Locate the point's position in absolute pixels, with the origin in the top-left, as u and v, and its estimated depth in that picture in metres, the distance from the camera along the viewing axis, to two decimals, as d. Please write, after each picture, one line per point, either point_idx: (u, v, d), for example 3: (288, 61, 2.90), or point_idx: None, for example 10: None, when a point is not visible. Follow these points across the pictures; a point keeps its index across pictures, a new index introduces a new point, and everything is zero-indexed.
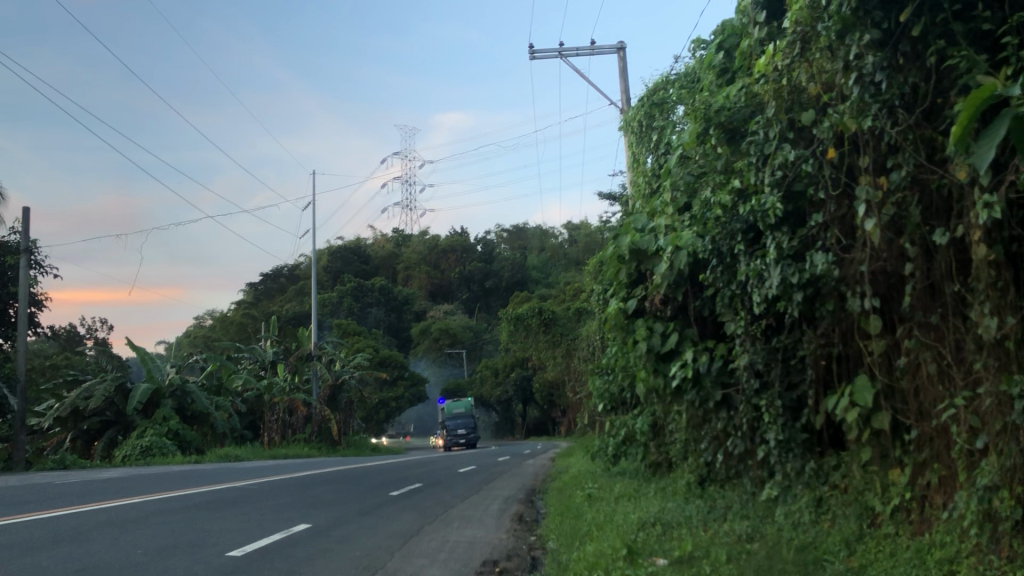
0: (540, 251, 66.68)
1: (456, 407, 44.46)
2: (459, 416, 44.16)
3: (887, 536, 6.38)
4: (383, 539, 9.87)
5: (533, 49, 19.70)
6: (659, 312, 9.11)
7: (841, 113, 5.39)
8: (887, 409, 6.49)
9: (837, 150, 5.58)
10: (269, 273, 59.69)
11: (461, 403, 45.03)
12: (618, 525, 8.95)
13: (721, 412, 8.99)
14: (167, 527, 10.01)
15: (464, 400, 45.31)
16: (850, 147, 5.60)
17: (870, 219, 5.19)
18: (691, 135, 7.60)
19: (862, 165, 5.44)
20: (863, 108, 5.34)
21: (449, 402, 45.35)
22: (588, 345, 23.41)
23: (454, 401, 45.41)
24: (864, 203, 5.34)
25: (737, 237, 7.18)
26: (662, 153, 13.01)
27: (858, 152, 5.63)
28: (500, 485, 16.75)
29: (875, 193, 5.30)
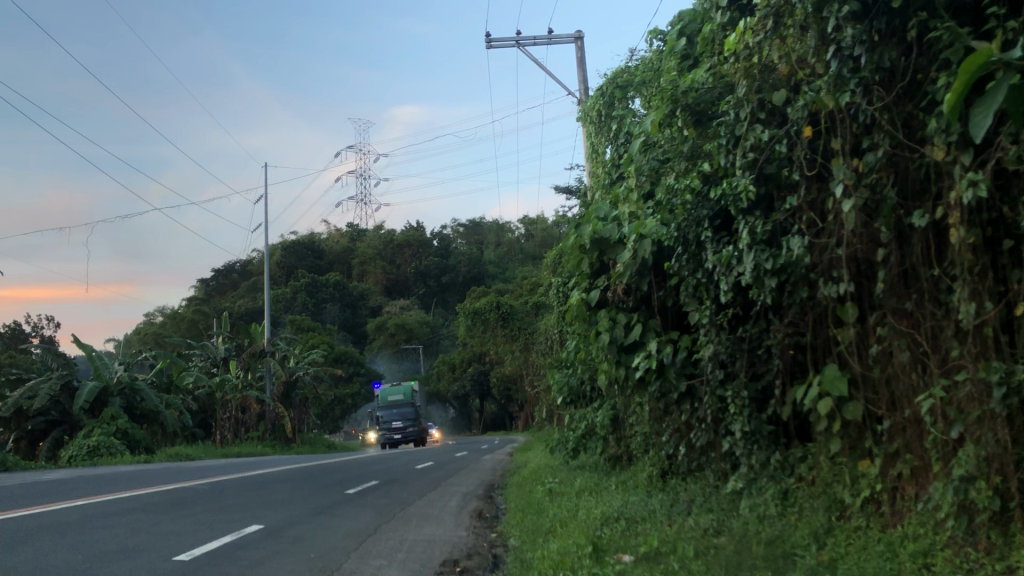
0: (496, 245, 66.42)
1: (391, 396, 41.05)
2: (395, 406, 40.89)
3: (857, 529, 6.25)
4: (339, 540, 9.52)
5: (489, 39, 19.39)
6: (622, 303, 8.85)
7: (819, 89, 5.20)
8: (858, 399, 6.33)
9: (813, 129, 5.39)
10: (220, 269, 58.56)
11: (399, 389, 41.82)
12: (581, 521, 8.72)
13: (685, 404, 8.81)
14: (110, 531, 9.54)
15: (403, 385, 42.10)
16: (826, 126, 5.42)
17: (848, 202, 5.00)
18: (656, 118, 7.36)
19: (838, 146, 5.25)
20: (841, 84, 5.15)
21: (386, 388, 42.02)
22: (545, 339, 23.17)
23: (393, 387, 42.07)
24: (840, 184, 5.15)
25: (703, 223, 7.01)
26: (623, 143, 12.78)
27: (832, 132, 5.44)
28: (458, 481, 16.44)
29: (850, 174, 5.13)
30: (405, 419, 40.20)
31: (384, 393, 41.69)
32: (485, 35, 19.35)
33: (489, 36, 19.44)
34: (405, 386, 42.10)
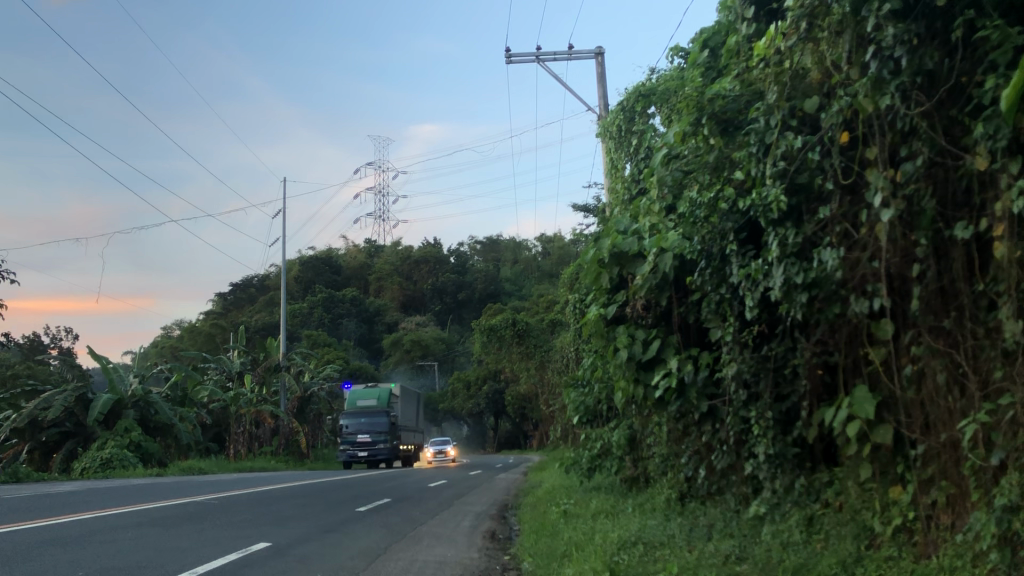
0: (513, 263, 66.24)
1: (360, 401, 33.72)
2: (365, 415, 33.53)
3: (887, 559, 5.96)
4: (348, 559, 9.27)
5: (509, 53, 19.25)
6: (640, 319, 8.58)
7: (858, 92, 4.95)
8: (891, 423, 6.04)
9: (849, 137, 5.15)
10: (238, 283, 58.60)
11: (371, 394, 34.36)
12: (597, 545, 8.43)
13: (706, 424, 8.54)
14: (114, 545, 9.32)
15: (377, 390, 34.74)
16: (863, 133, 5.16)
17: (888, 212, 4.74)
18: (681, 128, 7.11)
19: (874, 153, 5.00)
20: (880, 86, 4.90)
21: (357, 390, 34.99)
22: (561, 358, 22.92)
23: (366, 390, 34.93)
24: (877, 193, 4.89)
25: (729, 236, 6.77)
26: (644, 158, 12.50)
27: (869, 140, 5.19)
28: (472, 501, 16.13)
29: (887, 184, 4.87)
30: (375, 431, 33.06)
31: (354, 397, 34.71)
32: (505, 50, 19.23)
33: (509, 52, 19.31)
34: (381, 390, 34.76)
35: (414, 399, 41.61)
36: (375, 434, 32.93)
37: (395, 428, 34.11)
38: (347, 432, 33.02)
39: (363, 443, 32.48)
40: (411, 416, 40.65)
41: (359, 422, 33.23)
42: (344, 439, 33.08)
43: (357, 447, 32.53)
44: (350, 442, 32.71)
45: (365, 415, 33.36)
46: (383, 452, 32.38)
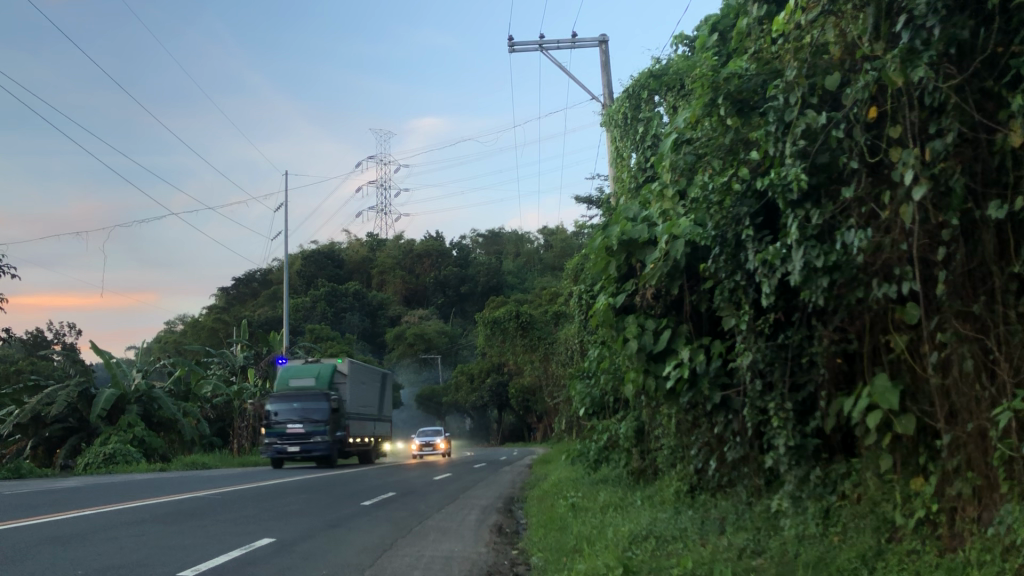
0: (516, 256, 66.06)
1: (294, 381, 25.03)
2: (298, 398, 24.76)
3: (910, 552, 5.78)
4: (355, 554, 9.10)
5: (511, 42, 19.03)
6: (650, 309, 8.36)
7: (889, 64, 4.77)
8: (913, 412, 5.85)
9: (876, 113, 4.94)
10: (241, 277, 58.29)
11: (307, 372, 25.27)
12: (608, 540, 8.24)
13: (719, 415, 8.33)
14: (116, 542, 9.13)
15: (317, 366, 25.70)
16: (891, 108, 4.98)
17: (920, 189, 4.54)
18: (696, 107, 6.89)
19: (903, 129, 4.83)
20: (913, 57, 4.71)
21: (290, 366, 25.74)
22: (566, 351, 22.75)
23: (303, 367, 25.78)
24: (907, 171, 4.70)
25: (744, 221, 6.60)
26: (651, 145, 12.19)
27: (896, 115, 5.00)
28: (478, 494, 15.95)
29: (916, 161, 4.68)
30: (309, 421, 24.16)
31: (286, 375, 25.70)
32: (508, 39, 18.99)
33: (512, 41, 19.07)
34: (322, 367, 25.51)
35: (383, 377, 31.75)
36: (310, 425, 24.26)
37: (338, 416, 25.08)
38: (274, 420, 24.44)
39: (295, 434, 24.14)
40: (376, 399, 30.27)
41: (288, 409, 24.43)
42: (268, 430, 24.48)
43: (286, 438, 24.11)
44: (279, 433, 24.22)
45: (298, 397, 24.66)
46: (322, 446, 24.31)
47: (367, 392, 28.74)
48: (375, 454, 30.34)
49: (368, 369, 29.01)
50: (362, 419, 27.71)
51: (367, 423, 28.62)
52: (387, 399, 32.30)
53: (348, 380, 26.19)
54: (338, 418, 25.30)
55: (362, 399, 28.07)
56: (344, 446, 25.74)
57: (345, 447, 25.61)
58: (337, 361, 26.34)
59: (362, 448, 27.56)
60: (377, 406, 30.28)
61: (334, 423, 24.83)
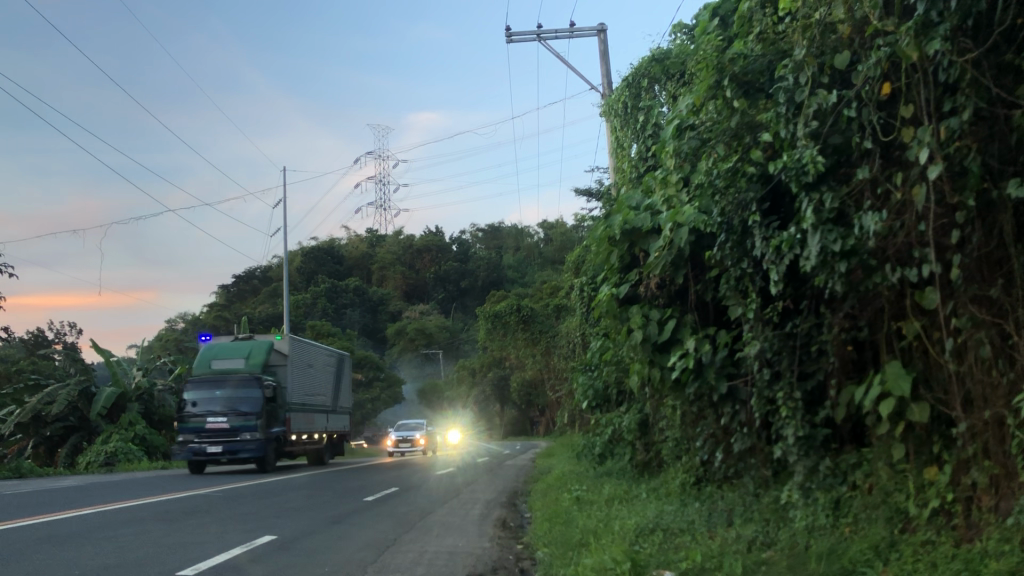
0: (515, 250, 65.85)
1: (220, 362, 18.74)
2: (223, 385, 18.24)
3: (924, 543, 5.66)
4: (357, 551, 8.95)
5: (509, 33, 18.84)
6: (654, 299, 8.18)
7: (903, 38, 4.63)
8: (927, 399, 5.71)
9: (890, 90, 4.81)
10: (242, 274, 58.08)
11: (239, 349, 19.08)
12: (614, 533, 8.09)
13: (725, 405, 8.16)
14: (114, 542, 8.96)
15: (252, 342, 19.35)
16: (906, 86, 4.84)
17: (936, 167, 4.41)
18: (702, 90, 6.76)
19: (919, 107, 4.69)
20: (928, 30, 4.56)
21: (216, 342, 19.48)
22: (568, 343, 22.58)
23: (231, 344, 19.36)
24: (924, 150, 4.56)
25: (751, 206, 6.45)
26: (652, 133, 11.99)
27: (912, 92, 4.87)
28: (481, 489, 15.81)
29: (934, 139, 4.54)
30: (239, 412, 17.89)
31: (207, 355, 19.18)
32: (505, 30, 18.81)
33: (509, 31, 18.88)
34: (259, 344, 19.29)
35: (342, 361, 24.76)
36: (237, 419, 17.81)
37: (273, 407, 18.60)
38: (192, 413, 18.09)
39: (216, 430, 17.70)
40: (331, 386, 23.54)
41: (210, 399, 18.02)
42: (184, 426, 18.06)
43: (206, 436, 17.75)
44: (196, 428, 17.86)
45: (221, 383, 18.26)
46: (252, 448, 17.85)
47: (318, 378, 22.05)
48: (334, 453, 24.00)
49: (321, 347, 22.51)
50: (313, 410, 21.50)
51: (321, 414, 22.39)
52: (341, 391, 24.44)
53: (289, 362, 19.78)
54: (275, 410, 18.88)
55: (315, 387, 21.72)
56: (283, 445, 19.30)
57: (285, 448, 19.40)
58: (274, 338, 19.83)
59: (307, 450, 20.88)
60: (337, 393, 24.01)
61: (268, 417, 18.46)
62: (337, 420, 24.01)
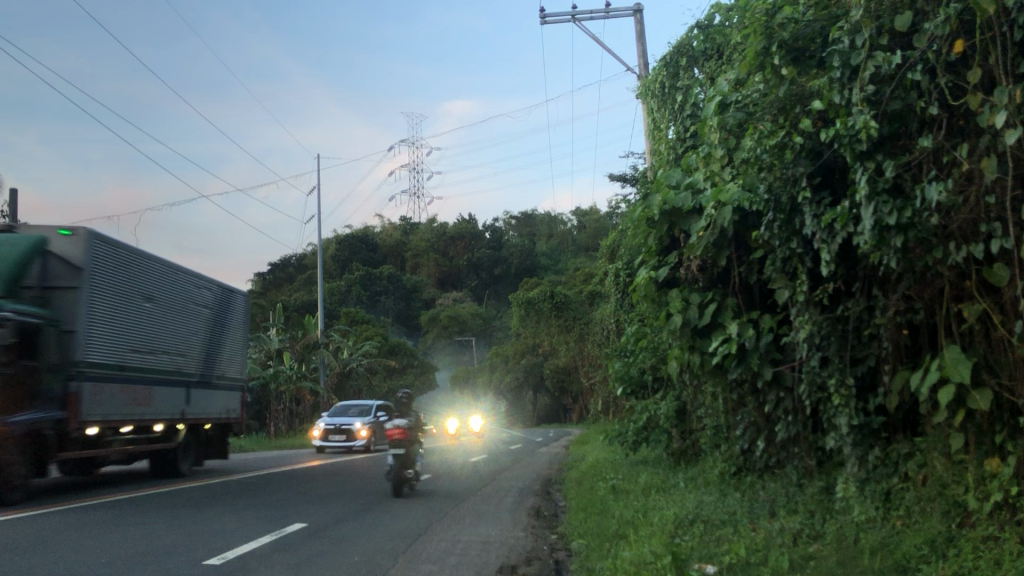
0: (549, 236, 65.51)
1: None
2: None
3: (986, 539, 5.35)
4: (389, 539, 8.75)
5: (543, 14, 18.45)
6: (694, 282, 7.86)
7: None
8: (989, 386, 5.38)
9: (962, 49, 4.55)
10: (277, 262, 58.25)
11: None
12: (652, 524, 7.80)
13: (770, 392, 7.83)
14: (145, 528, 8.84)
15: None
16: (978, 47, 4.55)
17: (1015, 131, 4.07)
18: (749, 55, 6.50)
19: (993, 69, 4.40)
20: None
21: None
22: (602, 329, 22.25)
23: None
24: (1001, 111, 4.24)
25: (800, 181, 6.18)
26: (691, 114, 11.59)
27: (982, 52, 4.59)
28: (514, 476, 15.64)
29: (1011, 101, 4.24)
30: None
31: None
32: (540, 10, 18.42)
33: (544, 12, 18.49)
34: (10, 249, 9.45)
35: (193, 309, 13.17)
36: None
37: (30, 368, 9.30)
38: None
39: None
40: (195, 339, 13.20)
41: None
42: None
43: None
44: None
45: None
46: None
47: (169, 328, 12.31)
48: (216, 450, 14.53)
49: (164, 270, 12.18)
50: (146, 383, 11.56)
51: (172, 393, 12.46)
52: (228, 346, 14.57)
53: (82, 283, 9.96)
54: (40, 377, 9.51)
55: (158, 344, 11.90)
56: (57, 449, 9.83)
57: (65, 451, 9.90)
58: (55, 231, 9.97)
59: (151, 448, 11.91)
60: (228, 350, 14.54)
61: (10, 393, 9.07)
62: (211, 399, 13.92)
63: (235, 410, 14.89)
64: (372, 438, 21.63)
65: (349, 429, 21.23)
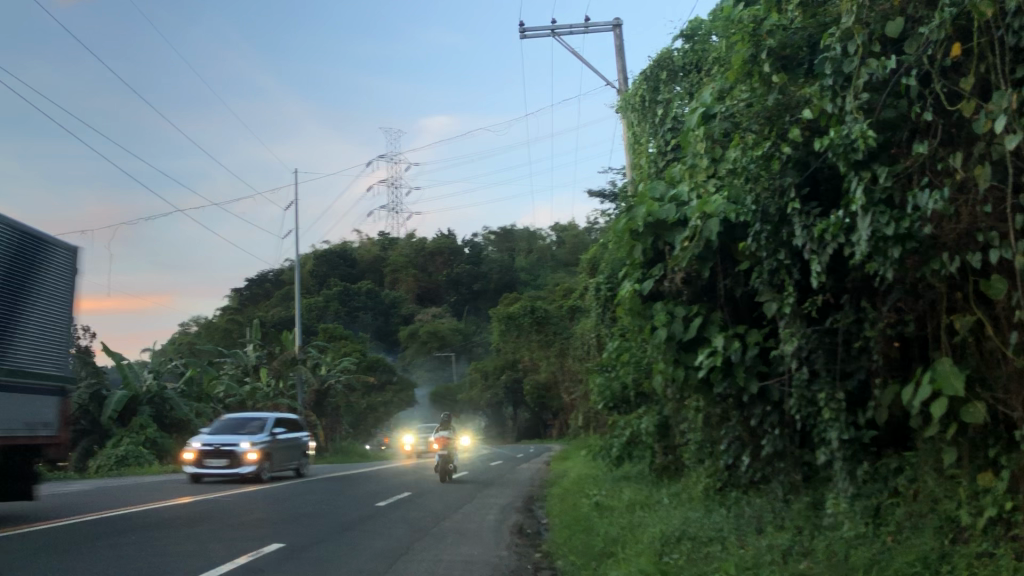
0: (528, 252, 65.45)
1: None
2: None
3: (980, 555, 5.24)
4: (369, 559, 8.57)
5: (523, 28, 18.42)
6: (679, 296, 7.73)
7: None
8: (984, 398, 5.27)
9: (958, 55, 4.52)
10: (254, 278, 57.77)
11: None
12: (637, 543, 7.65)
13: (756, 407, 7.72)
14: (117, 549, 8.60)
15: None
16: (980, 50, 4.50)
17: (1016, 136, 4.02)
18: (738, 63, 6.49)
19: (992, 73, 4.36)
20: None
21: None
22: (583, 345, 22.16)
23: None
24: (1002, 116, 4.17)
25: (789, 192, 6.09)
26: (672, 127, 11.54)
27: (980, 58, 4.54)
28: (495, 493, 15.46)
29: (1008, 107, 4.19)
30: None
31: None
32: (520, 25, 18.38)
33: (524, 27, 18.46)
34: None
35: (13, 284, 8.59)
36: None
37: None
38: None
39: None
40: None
41: None
42: None
43: None
44: None
45: None
46: None
47: None
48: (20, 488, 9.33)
49: None
50: None
51: None
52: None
53: None
54: None
55: None
56: None
57: None
58: None
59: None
60: (17, 343, 8.74)
61: None
62: (32, 403, 9.06)
63: (44, 424, 9.25)
64: (269, 460, 16.06)
65: (234, 452, 15.30)
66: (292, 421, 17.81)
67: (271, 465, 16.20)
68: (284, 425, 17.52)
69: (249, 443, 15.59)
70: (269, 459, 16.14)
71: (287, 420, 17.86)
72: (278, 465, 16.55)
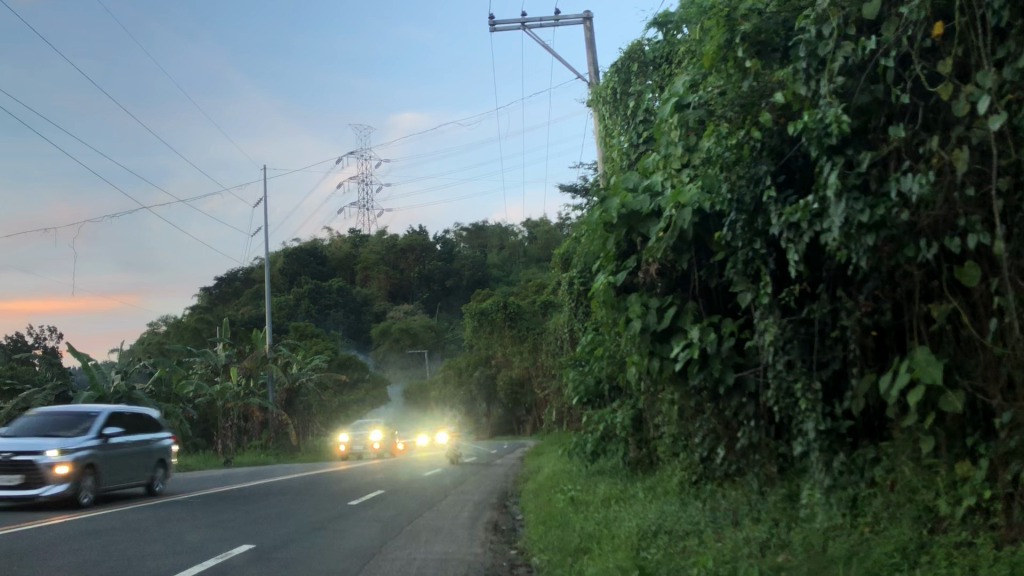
0: (499, 248, 65.31)
1: None
2: None
3: (960, 544, 5.19)
4: (342, 559, 8.38)
5: (493, 21, 18.26)
6: (652, 287, 7.60)
7: None
8: (963, 387, 5.21)
9: (939, 35, 4.47)
10: (224, 277, 57.03)
11: None
12: (613, 539, 7.53)
13: (731, 399, 7.64)
14: (81, 552, 8.35)
15: None
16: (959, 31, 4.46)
17: (1000, 117, 3.97)
18: (712, 48, 6.40)
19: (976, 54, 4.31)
20: None
21: None
22: (556, 340, 22.04)
23: None
24: (985, 98, 4.11)
25: (764, 180, 6.01)
26: (644, 119, 11.45)
27: (960, 39, 4.50)
28: (469, 490, 15.32)
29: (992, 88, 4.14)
30: None
31: None
32: (490, 18, 18.22)
33: (493, 20, 18.29)
34: None
35: None
36: None
37: None
38: None
39: None
40: None
41: None
42: None
43: None
44: None
45: None
46: None
47: None
48: None
49: None
50: None
51: None
52: None
53: None
54: None
55: None
56: None
57: None
58: None
59: None
60: None
61: None
62: None
63: None
64: (94, 473, 11.68)
65: (36, 463, 10.92)
66: (137, 415, 13.25)
67: (98, 480, 11.82)
68: (126, 422, 12.90)
69: (57, 452, 11.07)
70: (92, 474, 11.68)
71: (132, 414, 13.20)
72: (110, 480, 12.10)
